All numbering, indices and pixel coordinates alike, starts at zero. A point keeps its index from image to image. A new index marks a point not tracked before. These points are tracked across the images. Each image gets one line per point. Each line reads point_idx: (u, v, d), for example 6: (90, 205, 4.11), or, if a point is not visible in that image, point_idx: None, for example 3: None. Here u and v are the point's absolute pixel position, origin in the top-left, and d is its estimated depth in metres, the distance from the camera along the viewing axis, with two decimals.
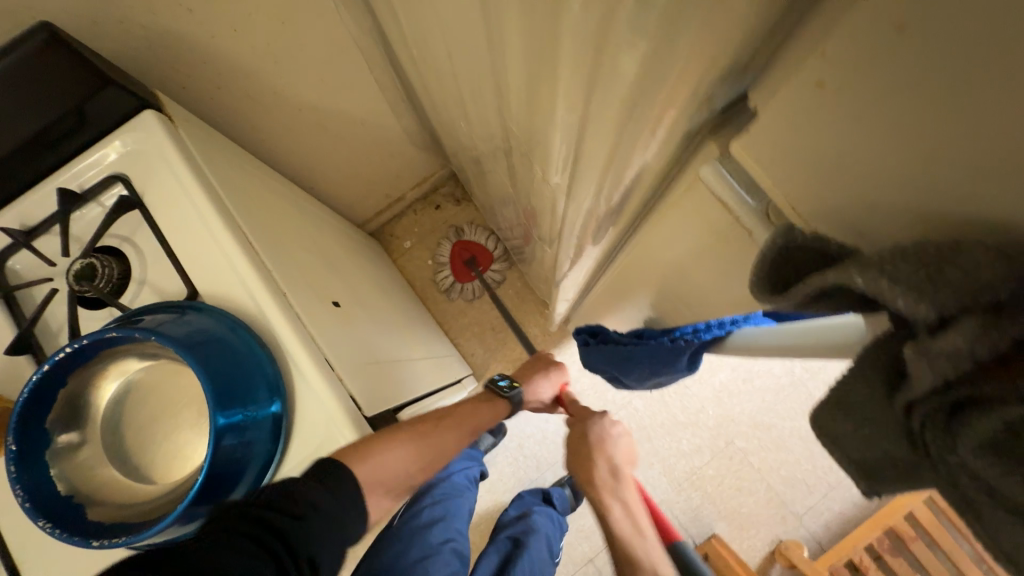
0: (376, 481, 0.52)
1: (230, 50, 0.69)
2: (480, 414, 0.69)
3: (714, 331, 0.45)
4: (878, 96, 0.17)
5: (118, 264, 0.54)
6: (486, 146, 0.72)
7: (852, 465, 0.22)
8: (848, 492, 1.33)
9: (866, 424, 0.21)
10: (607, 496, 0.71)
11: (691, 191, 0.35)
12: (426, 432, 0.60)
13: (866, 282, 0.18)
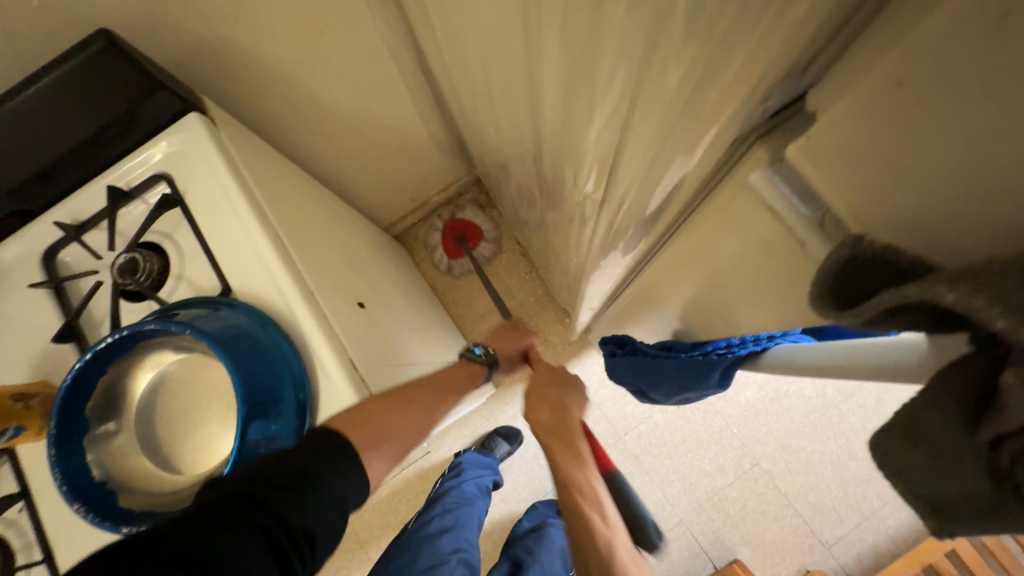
0: (373, 440, 0.50)
1: (272, 58, 0.71)
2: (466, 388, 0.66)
3: (750, 347, 0.34)
4: (978, 87, 0.14)
5: (158, 259, 0.57)
6: (512, 151, 0.70)
7: (920, 501, 0.18)
8: (884, 523, 1.24)
9: (937, 457, 0.17)
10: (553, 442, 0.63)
11: (715, 214, 0.29)
12: (417, 396, 0.57)
13: (955, 299, 0.14)
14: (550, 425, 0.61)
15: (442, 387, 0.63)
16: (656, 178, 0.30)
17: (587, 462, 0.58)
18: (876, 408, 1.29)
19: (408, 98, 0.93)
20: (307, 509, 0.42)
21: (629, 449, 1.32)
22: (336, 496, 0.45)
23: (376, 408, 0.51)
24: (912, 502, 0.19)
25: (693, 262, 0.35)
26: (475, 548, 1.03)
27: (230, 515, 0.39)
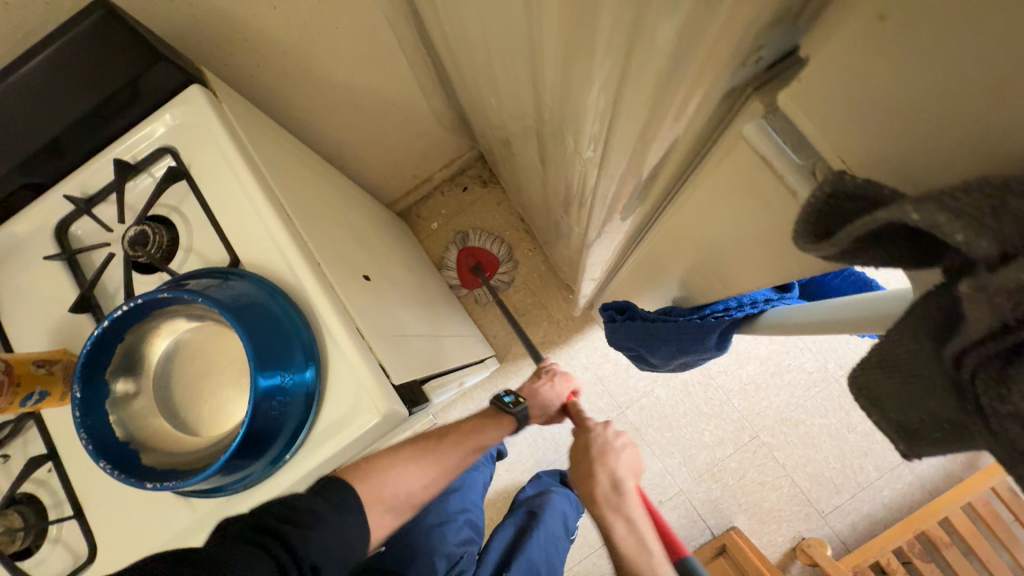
0: (371, 496, 0.57)
1: (270, 29, 0.70)
2: (485, 432, 0.69)
3: (745, 310, 0.37)
4: (967, 16, 0.14)
5: (167, 232, 0.58)
6: (514, 124, 0.70)
7: (894, 427, 0.20)
8: (879, 493, 1.27)
9: (912, 382, 0.18)
10: (608, 512, 0.64)
11: (713, 174, 0.29)
12: (427, 449, 0.64)
13: (919, 216, 0.14)
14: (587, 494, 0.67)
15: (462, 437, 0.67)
16: (653, 139, 0.30)
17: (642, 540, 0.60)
18: None
19: (409, 71, 0.92)
20: (313, 544, 0.47)
21: (630, 422, 1.35)
22: (339, 533, 0.51)
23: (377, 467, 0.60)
24: (886, 428, 0.20)
25: (691, 226, 0.36)
26: (478, 509, 1.11)
27: (243, 543, 0.44)
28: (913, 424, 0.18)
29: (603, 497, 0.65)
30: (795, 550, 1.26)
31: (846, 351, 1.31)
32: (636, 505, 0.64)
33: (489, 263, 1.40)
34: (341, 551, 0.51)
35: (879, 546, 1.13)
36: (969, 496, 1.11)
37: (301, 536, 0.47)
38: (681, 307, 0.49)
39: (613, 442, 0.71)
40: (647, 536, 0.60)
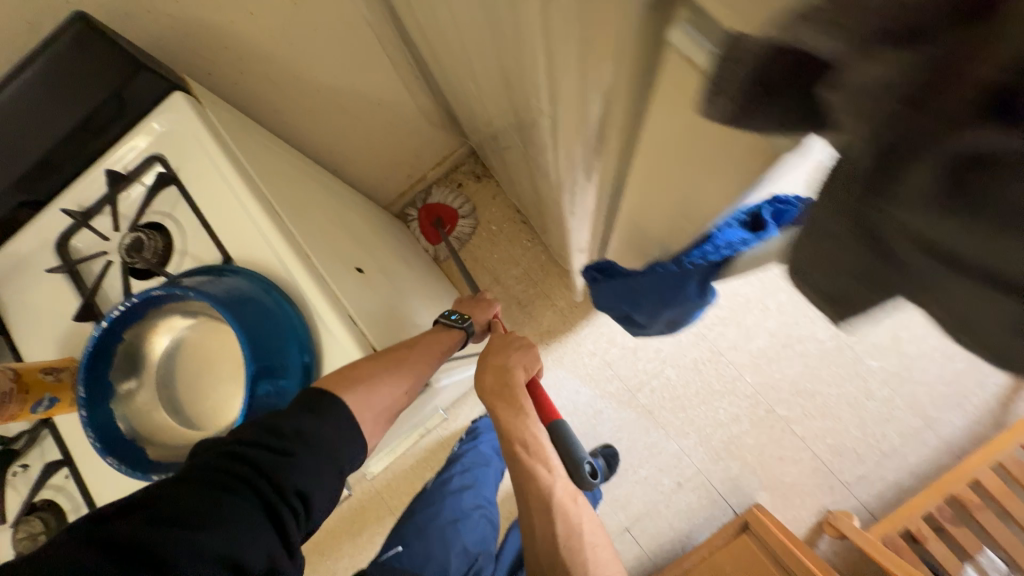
0: (366, 402, 0.52)
1: (249, 35, 0.72)
2: (443, 341, 0.67)
3: (721, 253, 0.37)
4: None
5: (161, 237, 0.60)
6: (492, 108, 0.70)
7: (822, 294, 0.21)
8: (905, 461, 1.24)
9: (824, 238, 0.19)
10: (497, 400, 0.68)
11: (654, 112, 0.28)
12: (403, 358, 0.58)
13: (791, 36, 0.14)
14: (494, 388, 0.69)
15: (424, 344, 0.63)
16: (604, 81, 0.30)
17: (529, 417, 0.66)
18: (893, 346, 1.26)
19: (391, 70, 0.93)
20: (294, 471, 0.45)
21: (642, 405, 1.34)
22: (328, 454, 0.48)
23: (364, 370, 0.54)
24: (816, 299, 0.22)
25: (655, 175, 0.35)
26: (492, 504, 1.10)
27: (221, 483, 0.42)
28: (838, 292, 0.20)
29: (490, 388, 0.69)
30: (822, 524, 1.23)
31: None
32: (521, 392, 0.68)
33: (449, 217, 1.41)
34: (332, 472, 0.48)
35: (908, 513, 1.10)
36: (998, 457, 1.07)
37: (279, 466, 0.45)
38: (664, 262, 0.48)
39: (507, 343, 0.71)
40: (530, 412, 0.67)
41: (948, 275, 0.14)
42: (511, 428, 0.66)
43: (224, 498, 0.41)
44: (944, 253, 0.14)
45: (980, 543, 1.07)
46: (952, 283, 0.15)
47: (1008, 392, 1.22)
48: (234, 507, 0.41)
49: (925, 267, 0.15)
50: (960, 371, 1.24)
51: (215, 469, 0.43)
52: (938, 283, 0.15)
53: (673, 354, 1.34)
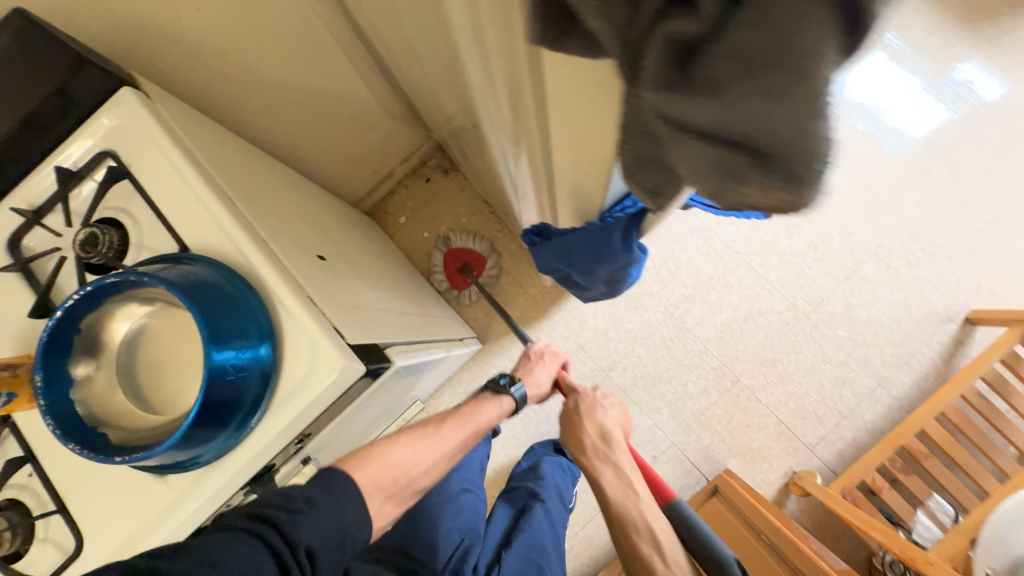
0: (382, 481, 0.58)
1: (197, 30, 0.72)
2: (482, 411, 0.74)
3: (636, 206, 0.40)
4: None
5: (117, 231, 0.60)
6: (443, 96, 0.73)
7: (642, 185, 0.27)
8: (862, 419, 1.31)
9: (625, 136, 0.24)
10: (596, 462, 0.80)
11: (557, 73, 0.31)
12: (425, 438, 0.65)
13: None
14: (595, 451, 0.81)
15: (462, 418, 0.71)
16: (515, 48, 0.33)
17: (631, 487, 0.75)
18: (845, 313, 1.34)
19: (348, 65, 0.94)
20: (305, 529, 0.48)
21: (616, 384, 1.38)
22: (337, 517, 0.51)
23: (373, 450, 0.60)
24: (642, 191, 0.27)
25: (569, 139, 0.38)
26: (478, 487, 1.12)
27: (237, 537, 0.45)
28: (652, 186, 0.26)
29: (595, 451, 0.81)
30: (788, 485, 1.29)
31: (813, 288, 1.36)
32: (623, 455, 0.80)
33: (476, 262, 1.41)
34: (340, 541, 0.51)
35: (863, 466, 1.16)
36: (941, 408, 1.14)
37: (293, 523, 0.48)
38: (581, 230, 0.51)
39: (602, 407, 0.85)
40: (630, 481, 0.76)
41: (687, 140, 0.20)
42: (614, 495, 0.76)
43: (243, 552, 0.43)
44: (678, 123, 0.19)
45: (929, 490, 1.15)
46: (688, 147, 0.20)
47: (950, 348, 1.31)
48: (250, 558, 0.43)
49: (675, 140, 0.21)
50: (906, 332, 1.32)
51: (239, 530, 0.45)
52: (683, 152, 0.21)
53: (643, 333, 1.39)
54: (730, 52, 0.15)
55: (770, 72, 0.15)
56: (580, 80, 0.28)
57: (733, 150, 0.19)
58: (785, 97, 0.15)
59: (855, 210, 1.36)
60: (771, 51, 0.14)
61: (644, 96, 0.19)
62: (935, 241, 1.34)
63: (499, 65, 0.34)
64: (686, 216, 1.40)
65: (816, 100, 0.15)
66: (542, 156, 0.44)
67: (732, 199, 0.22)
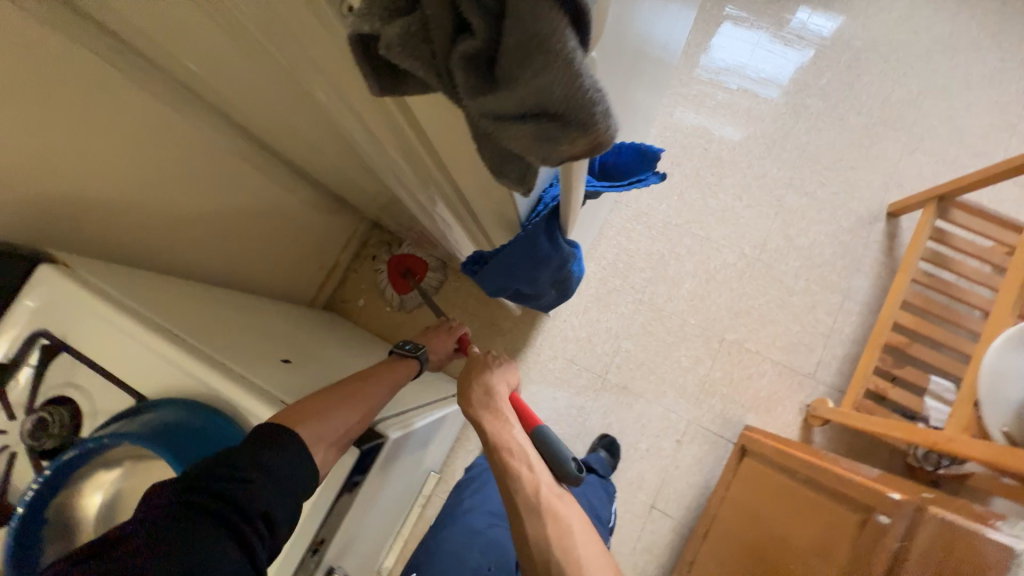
0: (320, 429, 0.55)
1: (106, 191, 0.72)
2: (398, 370, 0.75)
3: (548, 205, 0.44)
4: None
5: (66, 406, 0.58)
6: (361, 169, 0.77)
7: (512, 182, 0.28)
8: (843, 333, 1.38)
9: (484, 145, 0.26)
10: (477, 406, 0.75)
11: (440, 118, 0.34)
12: (360, 390, 0.64)
13: (395, 47, 0.21)
14: (475, 396, 0.76)
15: (380, 377, 0.70)
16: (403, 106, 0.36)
17: (511, 425, 0.71)
18: (789, 245, 1.43)
19: (263, 178, 0.98)
20: (257, 497, 0.48)
21: (616, 383, 1.38)
22: None
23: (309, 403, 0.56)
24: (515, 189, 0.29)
25: (471, 172, 0.41)
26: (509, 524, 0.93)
27: (184, 509, 0.45)
28: (520, 172, 0.27)
29: (476, 399, 0.76)
30: (807, 419, 1.32)
31: (752, 233, 1.45)
32: (505, 399, 0.76)
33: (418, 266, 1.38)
34: (296, 500, 0.51)
35: (862, 374, 1.20)
36: (902, 297, 1.22)
37: (243, 494, 0.47)
38: (523, 282, 0.51)
39: (489, 364, 0.81)
40: (507, 418, 0.72)
41: (517, 125, 0.22)
42: (491, 434, 0.70)
43: (192, 525, 0.44)
44: (504, 116, 0.22)
45: (926, 375, 1.20)
46: (520, 132, 0.22)
47: (887, 243, 1.42)
48: (200, 533, 0.44)
49: (512, 131, 0.23)
50: (845, 243, 1.43)
51: (187, 502, 0.46)
52: (520, 137, 0.23)
53: (622, 326, 1.42)
54: (514, 41, 0.19)
55: (545, 43, 0.19)
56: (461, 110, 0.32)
57: (538, 120, 0.22)
58: (554, 56, 0.19)
59: (758, 153, 1.50)
60: (534, 29, 0.19)
61: (467, 97, 0.22)
62: (832, 158, 1.48)
63: (384, 118, 0.38)
64: (619, 209, 1.49)
65: (568, 60, 0.19)
66: (455, 191, 0.48)
67: (552, 156, 0.23)
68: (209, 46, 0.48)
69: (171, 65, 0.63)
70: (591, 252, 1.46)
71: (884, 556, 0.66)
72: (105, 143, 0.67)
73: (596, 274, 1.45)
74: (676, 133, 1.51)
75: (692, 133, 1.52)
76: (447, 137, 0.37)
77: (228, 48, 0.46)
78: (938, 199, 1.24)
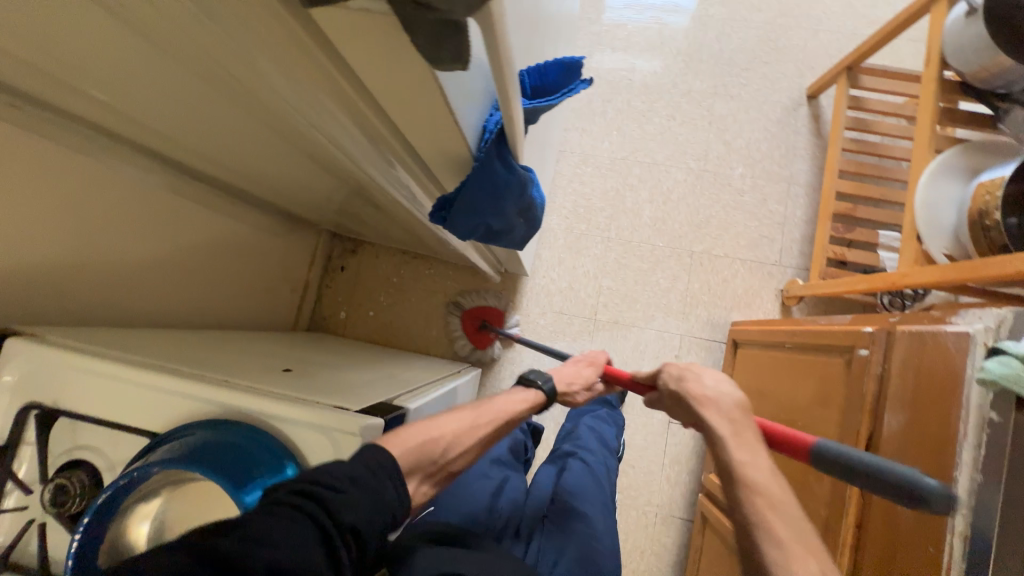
0: (421, 455, 0.57)
1: (50, 255, 0.70)
2: (514, 407, 0.74)
3: (492, 130, 0.46)
4: None
5: (81, 469, 0.57)
6: (307, 167, 0.76)
7: (449, 60, 0.31)
8: (797, 217, 1.47)
9: (414, 29, 0.29)
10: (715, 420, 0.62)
11: (368, 56, 0.35)
12: (467, 429, 0.65)
13: None
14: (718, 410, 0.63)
15: (489, 412, 0.70)
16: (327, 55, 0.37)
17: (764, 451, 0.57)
18: (729, 150, 1.51)
19: (209, 210, 0.95)
20: (354, 508, 0.47)
21: (607, 320, 1.44)
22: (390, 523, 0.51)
23: (402, 431, 0.58)
24: (455, 66, 0.32)
25: (412, 114, 0.43)
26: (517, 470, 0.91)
27: (284, 509, 0.44)
28: (451, 47, 0.30)
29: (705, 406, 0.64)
30: (784, 303, 1.41)
31: (693, 148, 1.51)
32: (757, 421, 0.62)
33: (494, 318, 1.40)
34: (383, 515, 0.50)
35: (821, 246, 1.30)
36: (837, 168, 1.31)
37: (341, 504, 0.46)
38: (500, 221, 0.54)
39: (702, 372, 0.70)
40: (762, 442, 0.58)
41: None
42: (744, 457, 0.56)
43: (291, 524, 0.43)
44: None
45: (875, 231, 1.30)
46: None
47: (815, 124, 1.51)
48: (302, 535, 0.43)
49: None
50: (777, 134, 1.51)
51: (286, 504, 0.44)
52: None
53: (598, 267, 1.46)
54: None
55: None
56: (383, 35, 0.33)
57: None
58: None
59: (679, 71, 1.55)
60: None
61: None
62: (747, 58, 1.55)
63: (314, 73, 0.39)
64: (566, 157, 1.52)
65: None
66: (403, 144, 0.51)
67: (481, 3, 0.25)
68: (119, 66, 0.47)
69: (73, 105, 0.61)
70: (550, 205, 1.49)
71: (869, 381, 0.73)
72: (32, 204, 0.65)
73: (561, 224, 1.49)
74: (599, 72, 1.55)
75: (614, 69, 1.56)
76: (378, 77, 0.38)
77: (136, 60, 0.46)
78: (847, 69, 1.32)
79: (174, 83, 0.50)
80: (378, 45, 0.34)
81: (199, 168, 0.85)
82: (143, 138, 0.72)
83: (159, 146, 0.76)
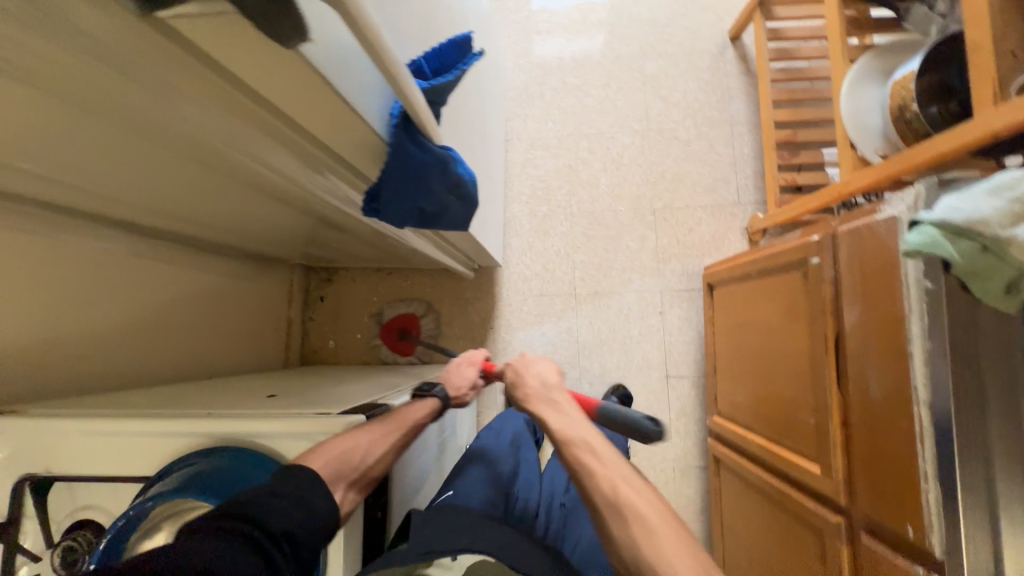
0: (342, 465, 0.57)
1: (23, 333, 0.72)
2: (414, 411, 0.71)
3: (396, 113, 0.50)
4: None
5: (87, 527, 0.59)
6: (253, 199, 0.78)
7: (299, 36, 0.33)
8: (746, 155, 1.51)
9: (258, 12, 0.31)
10: (539, 403, 0.73)
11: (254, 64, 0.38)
12: (380, 434, 0.63)
13: None
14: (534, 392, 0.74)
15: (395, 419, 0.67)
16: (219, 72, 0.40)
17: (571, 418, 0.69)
18: (668, 105, 1.54)
19: (176, 265, 0.98)
20: (277, 516, 0.49)
21: (587, 293, 1.47)
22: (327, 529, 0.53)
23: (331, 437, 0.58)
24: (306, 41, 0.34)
25: (318, 113, 0.45)
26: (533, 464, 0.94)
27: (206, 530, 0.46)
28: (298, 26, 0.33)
29: (534, 393, 0.74)
30: (751, 239, 1.45)
31: (633, 111, 1.55)
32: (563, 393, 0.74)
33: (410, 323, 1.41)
34: (313, 521, 0.52)
35: (772, 176, 1.33)
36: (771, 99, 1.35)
37: (264, 514, 0.49)
38: (432, 202, 0.54)
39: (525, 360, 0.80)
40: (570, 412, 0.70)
41: None
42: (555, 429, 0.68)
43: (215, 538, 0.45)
44: None
45: (819, 151, 1.34)
46: None
47: (744, 64, 1.55)
48: (228, 544, 0.45)
49: None
50: (710, 81, 1.55)
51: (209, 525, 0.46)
52: None
53: (568, 244, 1.49)
54: None
55: None
56: (263, 40, 0.36)
57: None
58: None
59: (605, 41, 1.59)
60: None
61: None
62: (667, 14, 1.59)
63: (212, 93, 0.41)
64: (514, 146, 1.55)
65: None
66: (322, 149, 0.54)
67: None
68: (39, 133, 0.49)
69: (12, 184, 0.63)
70: (509, 194, 1.52)
71: (825, 286, 0.76)
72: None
73: (524, 211, 1.52)
74: (529, 58, 1.59)
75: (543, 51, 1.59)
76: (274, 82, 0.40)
77: (52, 123, 0.48)
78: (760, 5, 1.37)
79: (95, 139, 0.52)
80: (260, 50, 0.36)
81: (152, 224, 0.87)
82: (89, 205, 0.74)
83: (106, 210, 0.78)
